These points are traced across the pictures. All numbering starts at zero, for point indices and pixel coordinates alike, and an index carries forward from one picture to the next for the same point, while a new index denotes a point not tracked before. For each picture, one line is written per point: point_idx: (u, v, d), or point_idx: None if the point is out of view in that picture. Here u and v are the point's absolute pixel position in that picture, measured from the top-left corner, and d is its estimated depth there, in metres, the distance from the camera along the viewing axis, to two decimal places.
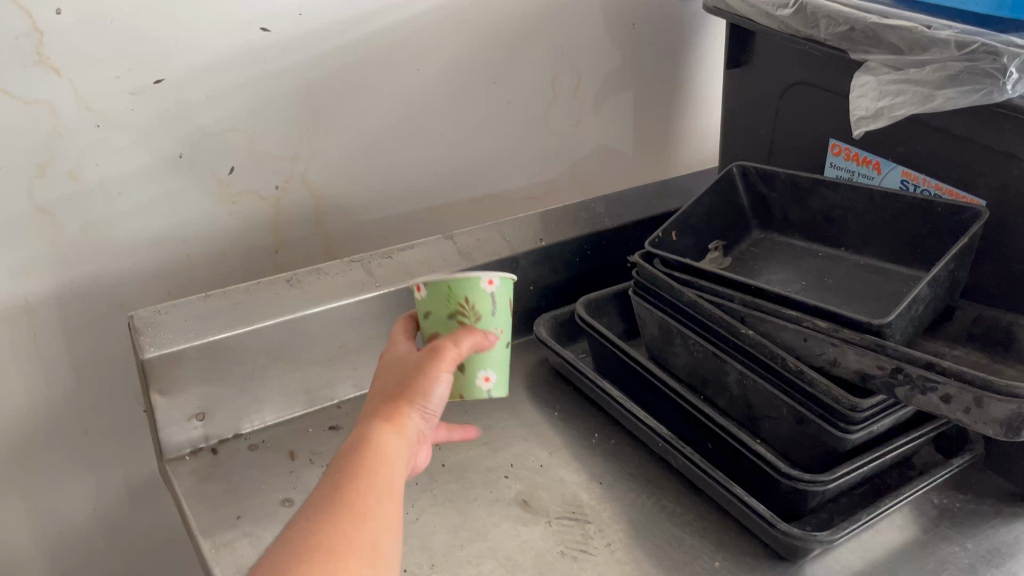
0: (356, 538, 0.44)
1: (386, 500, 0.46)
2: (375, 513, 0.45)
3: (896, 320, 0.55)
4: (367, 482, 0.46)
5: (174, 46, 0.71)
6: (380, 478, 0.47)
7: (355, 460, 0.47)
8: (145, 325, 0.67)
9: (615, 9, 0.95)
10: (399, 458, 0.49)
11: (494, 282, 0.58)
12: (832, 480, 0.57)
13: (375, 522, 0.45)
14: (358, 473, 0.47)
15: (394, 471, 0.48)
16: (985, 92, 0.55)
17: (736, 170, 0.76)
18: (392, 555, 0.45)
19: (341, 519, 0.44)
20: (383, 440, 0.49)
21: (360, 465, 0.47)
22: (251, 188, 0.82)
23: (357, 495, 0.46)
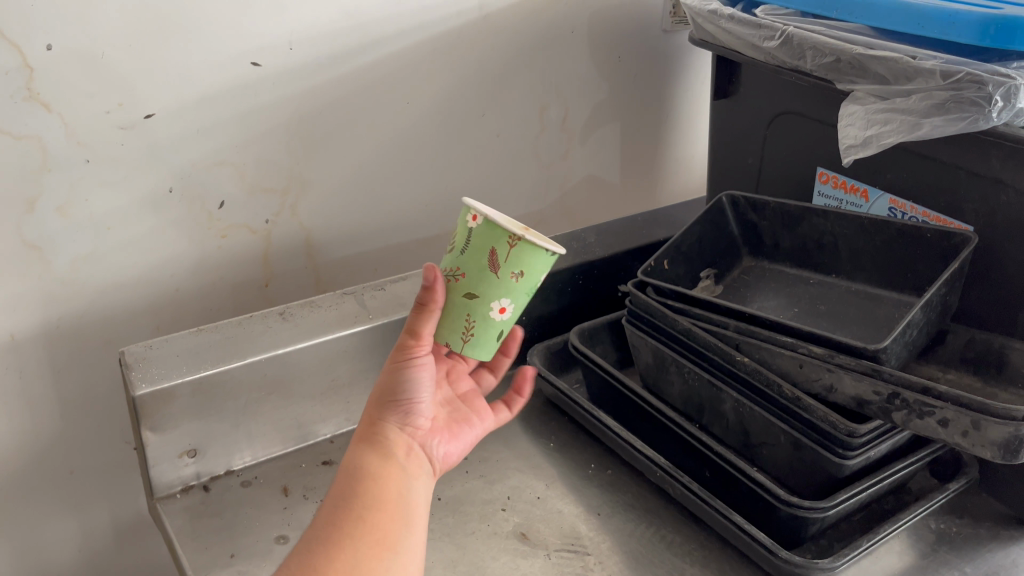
0: (337, 556, 0.48)
1: (366, 511, 0.50)
2: (353, 529, 0.49)
3: (892, 345, 0.55)
4: (344, 504, 0.51)
5: (165, 81, 0.71)
6: (359, 493, 0.51)
7: (336, 487, 0.52)
8: (137, 361, 0.66)
9: (602, 42, 0.96)
10: (380, 465, 0.52)
11: (478, 218, 0.55)
12: (831, 506, 0.57)
13: (354, 536, 0.49)
14: (336, 500, 0.51)
15: (373, 481, 0.52)
16: (970, 120, 0.56)
17: (725, 199, 0.77)
18: (382, 557, 0.49)
19: (322, 544, 0.49)
20: (360, 456, 0.53)
21: (338, 490, 0.52)
22: (241, 222, 0.81)
23: (337, 517, 0.50)
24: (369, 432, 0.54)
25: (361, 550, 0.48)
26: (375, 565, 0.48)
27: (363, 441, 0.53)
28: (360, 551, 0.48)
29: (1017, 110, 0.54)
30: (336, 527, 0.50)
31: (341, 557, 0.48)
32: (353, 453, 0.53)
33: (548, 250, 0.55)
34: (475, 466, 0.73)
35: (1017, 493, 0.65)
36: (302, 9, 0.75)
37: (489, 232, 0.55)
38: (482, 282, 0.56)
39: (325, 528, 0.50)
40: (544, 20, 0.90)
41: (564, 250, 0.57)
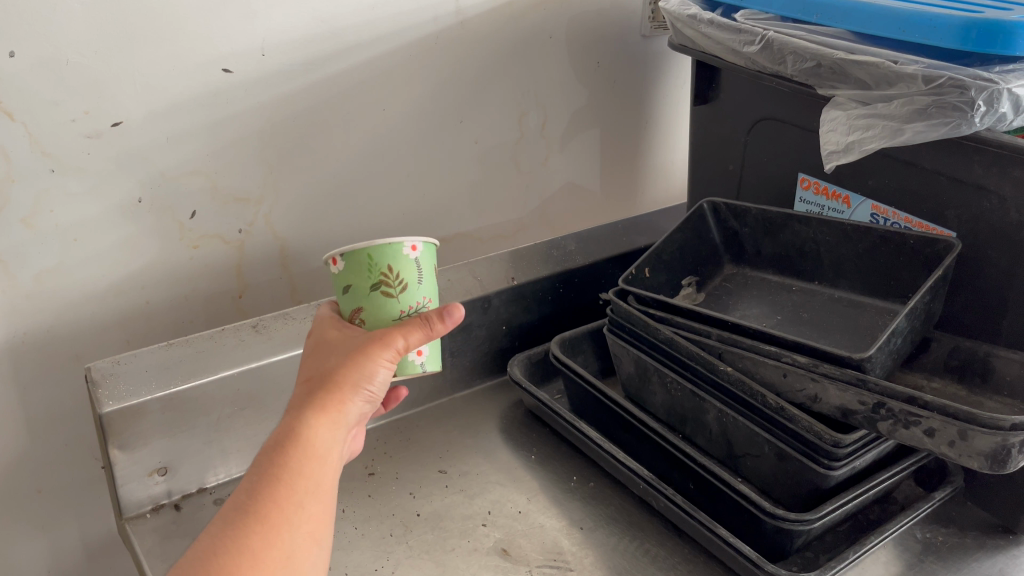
0: (271, 542, 0.46)
1: (307, 496, 0.48)
2: (291, 513, 0.47)
3: (876, 354, 0.54)
4: (287, 481, 0.48)
5: (133, 88, 0.69)
6: (303, 474, 0.48)
7: (279, 455, 0.48)
8: (104, 377, 0.64)
9: (580, 47, 0.95)
10: (327, 448, 0.50)
11: (419, 247, 0.57)
12: (817, 518, 0.56)
13: (292, 522, 0.47)
14: (277, 470, 0.48)
15: (317, 462, 0.49)
16: (953, 125, 0.56)
17: (706, 206, 0.76)
18: (312, 550, 0.48)
19: (257, 521, 0.46)
20: (311, 431, 0.49)
21: (281, 461, 0.48)
22: (213, 231, 0.79)
23: (276, 494, 0.47)
24: (327, 407, 0.50)
25: (297, 541, 0.47)
26: (305, 558, 0.47)
27: (317, 413, 0.50)
28: (295, 541, 0.47)
29: (999, 115, 0.54)
30: (275, 506, 0.47)
31: (277, 543, 0.46)
32: (305, 422, 0.49)
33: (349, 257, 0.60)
34: (454, 480, 0.71)
35: (1001, 502, 0.64)
36: (274, 15, 0.73)
37: (426, 249, 0.58)
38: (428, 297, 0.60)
39: (260, 501, 0.47)
40: (521, 26, 0.89)
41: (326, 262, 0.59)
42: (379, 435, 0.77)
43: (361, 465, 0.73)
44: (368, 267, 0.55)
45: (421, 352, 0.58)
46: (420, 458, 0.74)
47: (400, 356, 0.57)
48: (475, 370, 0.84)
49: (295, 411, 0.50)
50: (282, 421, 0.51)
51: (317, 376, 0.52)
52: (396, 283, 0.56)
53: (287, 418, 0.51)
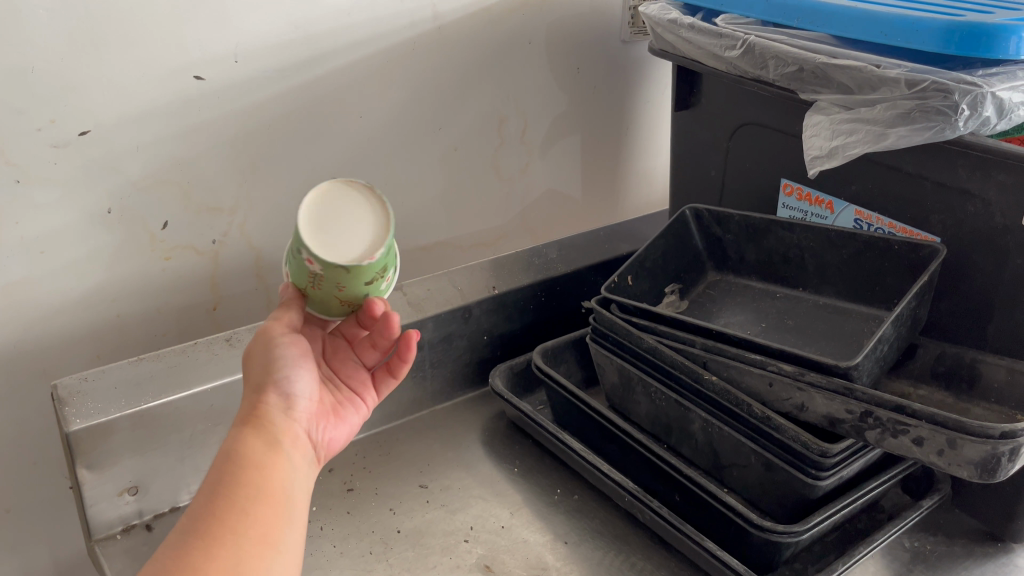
0: (213, 551, 0.43)
1: (249, 501, 0.46)
2: (234, 520, 0.45)
3: (864, 362, 0.53)
4: (223, 494, 0.46)
5: (101, 96, 0.68)
6: (241, 481, 0.47)
7: (213, 474, 0.48)
8: (71, 395, 0.62)
9: (560, 52, 0.94)
10: (262, 454, 0.49)
11: None
12: (805, 530, 0.55)
13: (236, 528, 0.45)
14: (212, 487, 0.47)
15: (252, 469, 0.48)
16: (937, 129, 0.55)
17: (688, 212, 0.75)
18: (265, 555, 0.45)
19: (199, 537, 0.44)
20: (239, 442, 0.49)
21: (214, 478, 0.47)
22: (186, 242, 0.77)
23: (216, 505, 0.45)
24: (250, 418, 0.51)
25: (244, 544, 0.44)
26: (259, 564, 0.44)
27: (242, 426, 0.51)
28: (243, 546, 0.44)
29: (983, 119, 0.54)
30: (215, 516, 0.45)
31: (222, 552, 0.43)
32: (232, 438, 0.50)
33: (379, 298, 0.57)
34: (435, 495, 0.70)
35: (988, 509, 0.63)
36: (248, 21, 0.72)
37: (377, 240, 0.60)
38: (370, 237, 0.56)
39: (197, 519, 0.45)
40: (500, 32, 0.88)
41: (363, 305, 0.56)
42: (358, 449, 0.76)
43: (339, 481, 0.72)
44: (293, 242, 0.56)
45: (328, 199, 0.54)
46: (401, 472, 0.73)
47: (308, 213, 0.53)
48: (456, 381, 0.82)
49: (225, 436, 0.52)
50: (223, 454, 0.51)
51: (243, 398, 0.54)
52: None
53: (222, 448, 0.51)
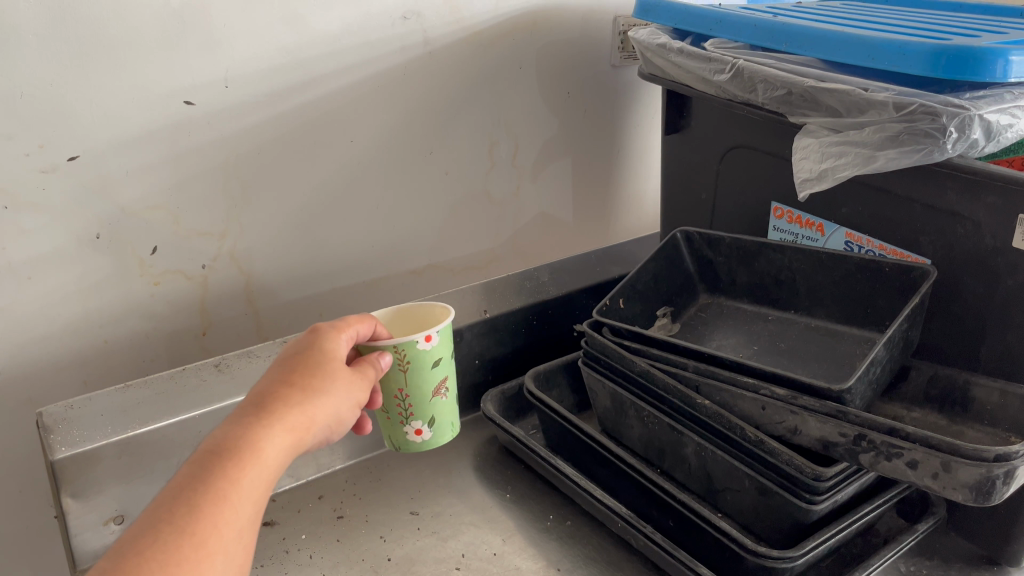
0: (202, 569, 0.40)
1: (247, 522, 0.44)
2: (229, 538, 0.42)
3: (856, 385, 0.52)
4: (234, 502, 0.43)
5: (89, 121, 0.67)
6: (250, 494, 0.44)
7: (230, 468, 0.44)
8: (57, 423, 0.61)
9: (551, 76, 0.94)
10: (273, 474, 0.47)
11: (432, 336, 0.60)
12: (800, 555, 0.54)
13: (228, 549, 0.42)
14: (226, 485, 0.44)
15: (263, 487, 0.46)
16: (925, 151, 0.55)
17: (679, 235, 0.75)
18: None
19: (193, 543, 0.41)
20: (266, 449, 0.46)
21: (234, 474, 0.44)
22: (175, 268, 0.77)
23: (222, 513, 0.43)
24: (288, 427, 0.48)
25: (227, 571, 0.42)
26: None
27: (276, 432, 0.47)
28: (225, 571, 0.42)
29: (971, 141, 0.54)
30: (215, 526, 0.42)
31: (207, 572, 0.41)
32: (262, 439, 0.46)
33: (407, 433, 0.64)
34: (426, 522, 0.69)
35: (983, 532, 0.63)
36: (238, 46, 0.72)
37: (438, 337, 0.61)
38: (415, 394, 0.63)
39: (200, 519, 0.42)
40: (491, 56, 0.88)
41: (429, 434, 0.65)
42: (348, 476, 0.75)
43: (329, 509, 0.71)
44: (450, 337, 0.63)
45: (444, 388, 0.64)
46: (392, 499, 0.72)
47: (438, 369, 0.63)
48: None
49: (257, 414, 0.48)
50: (233, 422, 0.47)
51: (296, 385, 0.50)
52: (400, 362, 0.60)
53: (240, 422, 0.47)
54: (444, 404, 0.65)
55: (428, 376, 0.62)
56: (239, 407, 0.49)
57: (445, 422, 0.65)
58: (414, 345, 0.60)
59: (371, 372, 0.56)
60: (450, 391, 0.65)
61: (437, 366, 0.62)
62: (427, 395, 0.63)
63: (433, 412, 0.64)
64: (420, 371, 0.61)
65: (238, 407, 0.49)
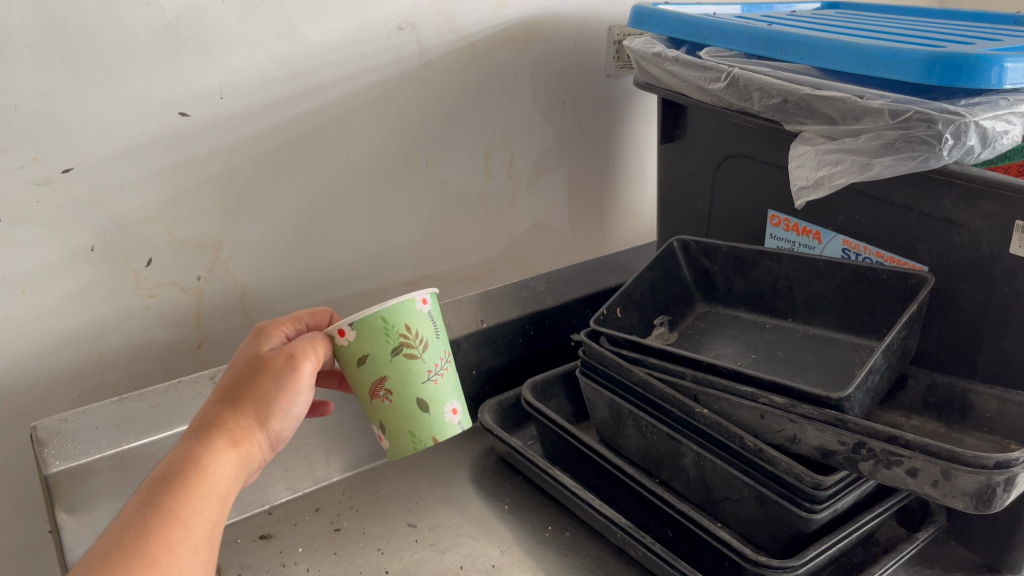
0: None
1: (200, 533, 0.45)
2: (184, 552, 0.44)
3: (855, 393, 0.52)
4: (184, 518, 0.45)
5: (83, 133, 0.67)
6: (200, 507, 0.46)
7: (175, 486, 0.46)
8: (51, 436, 0.61)
9: (547, 87, 0.94)
10: (224, 482, 0.48)
11: (345, 330, 0.54)
12: (801, 565, 0.54)
13: (183, 563, 0.43)
14: (175, 506, 0.45)
15: (216, 503, 0.47)
16: (921, 158, 0.56)
17: (676, 244, 0.75)
18: None
19: (146, 565, 0.42)
20: (210, 460, 0.48)
21: (183, 493, 0.46)
22: (170, 279, 0.77)
23: (173, 533, 0.44)
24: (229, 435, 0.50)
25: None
26: None
27: (218, 444, 0.49)
28: None
29: (967, 148, 0.54)
30: (167, 543, 0.43)
31: None
32: (205, 454, 0.48)
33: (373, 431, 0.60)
34: (424, 534, 0.68)
35: (982, 540, 0.62)
36: (233, 57, 0.72)
37: (360, 332, 0.54)
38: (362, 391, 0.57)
39: (152, 539, 0.43)
40: (486, 67, 0.88)
41: (384, 438, 0.59)
42: (345, 488, 0.75)
43: (326, 522, 0.70)
44: (385, 331, 0.54)
45: (384, 391, 0.56)
46: (389, 511, 0.71)
47: (367, 368, 0.55)
48: None
49: (201, 433, 0.50)
50: (181, 444, 0.49)
51: (238, 398, 0.51)
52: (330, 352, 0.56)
53: (187, 443, 0.49)
54: (395, 409, 0.57)
55: (356, 373, 0.56)
56: (189, 427, 0.51)
57: (399, 429, 0.58)
58: (333, 335, 0.55)
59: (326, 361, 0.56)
60: (403, 396, 0.57)
61: (362, 364, 0.55)
62: (364, 393, 0.57)
63: (379, 414, 0.58)
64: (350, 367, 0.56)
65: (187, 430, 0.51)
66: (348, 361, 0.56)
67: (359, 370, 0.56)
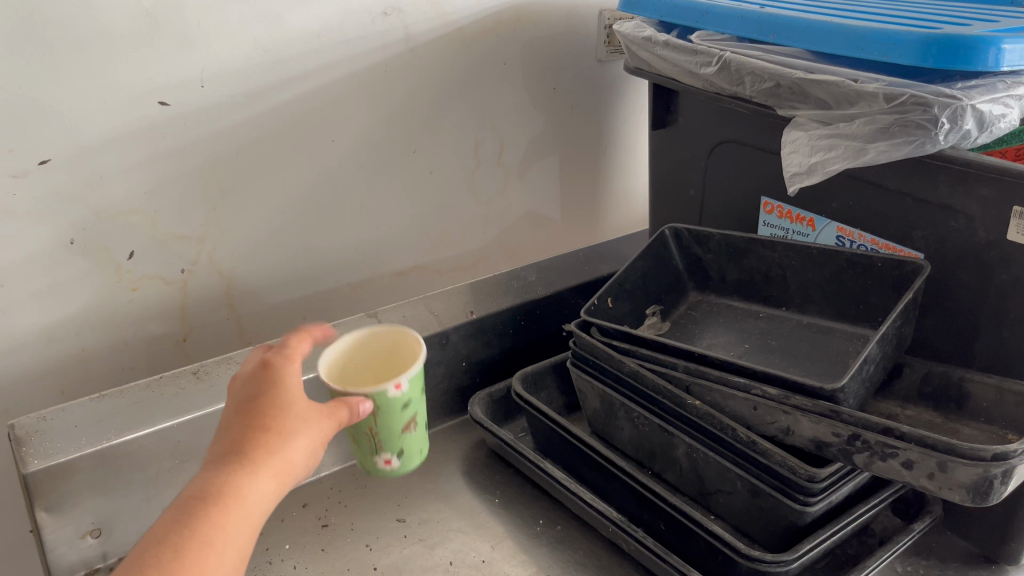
0: None
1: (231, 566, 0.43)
2: None
3: (850, 384, 0.51)
4: (217, 549, 0.43)
5: (61, 125, 0.66)
6: (232, 540, 0.44)
7: (210, 516, 0.44)
8: (30, 435, 0.60)
9: (536, 73, 0.93)
10: (258, 514, 0.46)
11: (401, 384, 0.57)
12: (795, 559, 0.53)
13: None
14: (208, 533, 0.43)
15: (247, 531, 0.45)
16: (917, 143, 0.54)
17: (668, 232, 0.74)
18: None
19: None
20: (247, 491, 0.45)
21: (218, 520, 0.44)
22: (154, 273, 0.75)
23: (206, 561, 0.42)
24: (269, 470, 0.46)
25: None
26: None
27: (256, 473, 0.46)
28: None
29: (964, 132, 0.53)
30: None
31: None
32: (243, 482, 0.45)
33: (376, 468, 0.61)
34: (413, 529, 0.67)
35: (978, 530, 0.62)
36: (215, 44, 0.70)
37: (411, 382, 0.58)
38: (387, 434, 0.59)
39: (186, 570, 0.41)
40: (475, 53, 0.86)
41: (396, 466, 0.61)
42: (334, 483, 0.73)
43: (315, 517, 0.69)
44: (420, 375, 0.59)
45: (413, 424, 0.60)
46: (378, 506, 0.70)
47: (407, 412, 0.59)
48: (436, 410, 0.80)
49: (239, 456, 0.46)
50: (215, 463, 0.46)
51: (267, 425, 0.48)
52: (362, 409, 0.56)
53: (221, 464, 0.46)
54: (415, 435, 0.61)
55: (396, 415, 0.58)
56: (218, 447, 0.48)
57: (414, 451, 0.62)
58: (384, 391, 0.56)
59: (347, 411, 0.53)
60: (422, 423, 0.62)
61: (406, 407, 0.58)
62: (395, 433, 0.59)
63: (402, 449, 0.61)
64: (390, 413, 0.57)
65: (217, 446, 0.48)
66: (389, 409, 0.57)
67: (401, 414, 0.58)
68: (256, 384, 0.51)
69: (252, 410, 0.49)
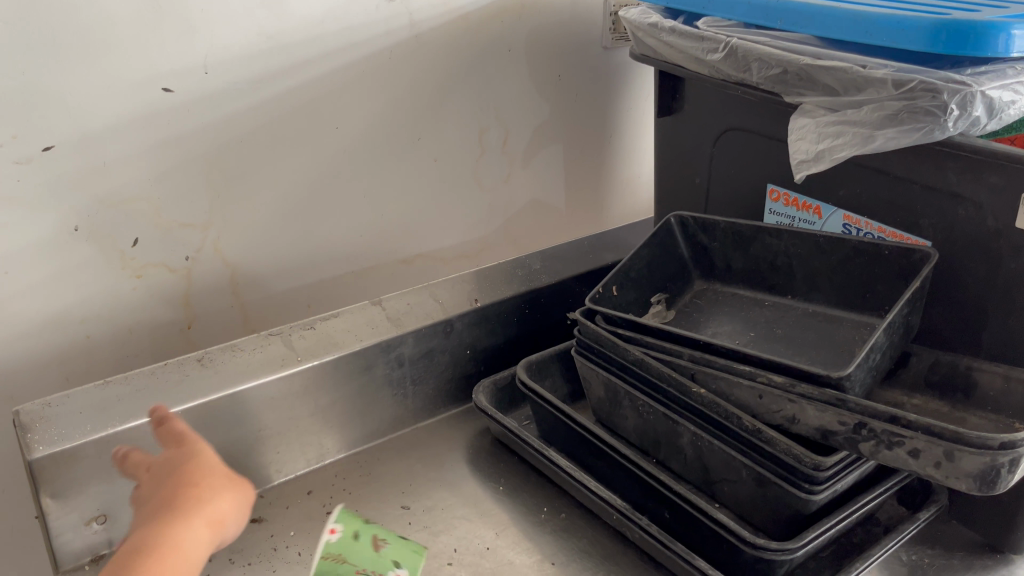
0: None
1: None
2: None
3: (856, 372, 0.51)
4: None
5: (64, 112, 0.65)
6: None
7: (150, 561, 0.47)
8: (34, 422, 0.60)
9: (541, 60, 0.92)
10: (194, 563, 0.49)
11: None
12: (800, 547, 0.53)
13: None
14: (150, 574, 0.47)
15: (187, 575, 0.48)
16: (926, 130, 0.54)
17: (674, 220, 0.73)
18: None
19: None
20: (185, 538, 0.49)
21: (160, 561, 0.47)
22: (158, 260, 0.75)
23: None
24: (203, 522, 0.51)
25: None
26: None
27: (190, 523, 0.50)
28: None
29: (973, 119, 0.52)
30: None
31: None
32: (179, 531, 0.49)
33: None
34: (418, 517, 0.68)
35: (984, 519, 0.62)
36: (218, 31, 0.70)
37: None
38: None
39: None
40: (480, 40, 0.86)
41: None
42: (338, 470, 0.73)
43: (319, 504, 0.69)
44: None
45: None
46: (382, 494, 0.70)
47: None
48: (441, 398, 0.80)
49: (172, 511, 0.51)
50: (146, 525, 0.50)
51: (191, 486, 0.52)
52: None
53: (152, 523, 0.50)
54: None
55: None
56: (149, 510, 0.52)
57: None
58: None
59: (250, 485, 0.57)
60: None
61: None
62: None
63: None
64: None
65: (146, 513, 0.52)
66: None
67: None
68: (173, 455, 0.55)
69: (175, 477, 0.53)
